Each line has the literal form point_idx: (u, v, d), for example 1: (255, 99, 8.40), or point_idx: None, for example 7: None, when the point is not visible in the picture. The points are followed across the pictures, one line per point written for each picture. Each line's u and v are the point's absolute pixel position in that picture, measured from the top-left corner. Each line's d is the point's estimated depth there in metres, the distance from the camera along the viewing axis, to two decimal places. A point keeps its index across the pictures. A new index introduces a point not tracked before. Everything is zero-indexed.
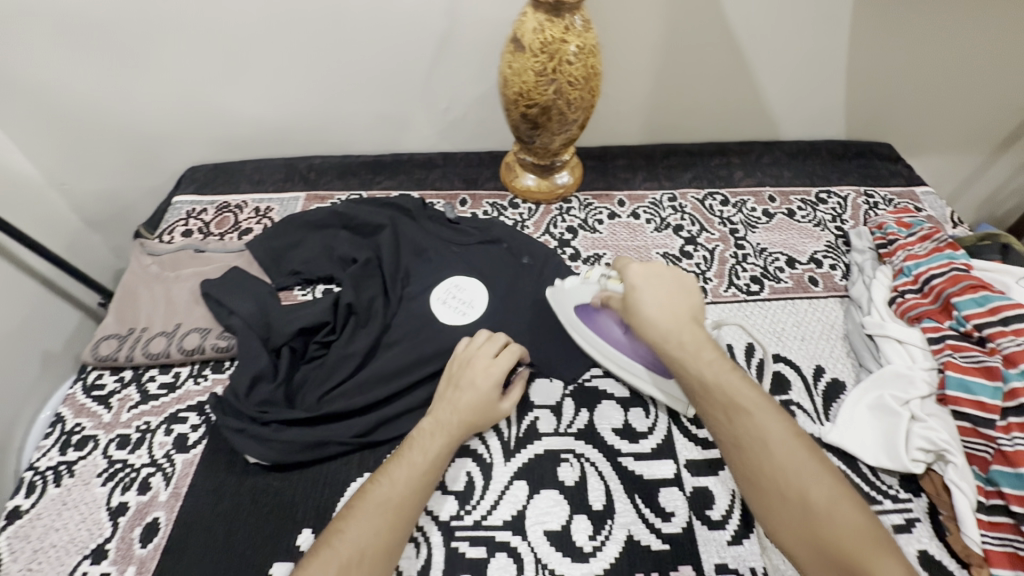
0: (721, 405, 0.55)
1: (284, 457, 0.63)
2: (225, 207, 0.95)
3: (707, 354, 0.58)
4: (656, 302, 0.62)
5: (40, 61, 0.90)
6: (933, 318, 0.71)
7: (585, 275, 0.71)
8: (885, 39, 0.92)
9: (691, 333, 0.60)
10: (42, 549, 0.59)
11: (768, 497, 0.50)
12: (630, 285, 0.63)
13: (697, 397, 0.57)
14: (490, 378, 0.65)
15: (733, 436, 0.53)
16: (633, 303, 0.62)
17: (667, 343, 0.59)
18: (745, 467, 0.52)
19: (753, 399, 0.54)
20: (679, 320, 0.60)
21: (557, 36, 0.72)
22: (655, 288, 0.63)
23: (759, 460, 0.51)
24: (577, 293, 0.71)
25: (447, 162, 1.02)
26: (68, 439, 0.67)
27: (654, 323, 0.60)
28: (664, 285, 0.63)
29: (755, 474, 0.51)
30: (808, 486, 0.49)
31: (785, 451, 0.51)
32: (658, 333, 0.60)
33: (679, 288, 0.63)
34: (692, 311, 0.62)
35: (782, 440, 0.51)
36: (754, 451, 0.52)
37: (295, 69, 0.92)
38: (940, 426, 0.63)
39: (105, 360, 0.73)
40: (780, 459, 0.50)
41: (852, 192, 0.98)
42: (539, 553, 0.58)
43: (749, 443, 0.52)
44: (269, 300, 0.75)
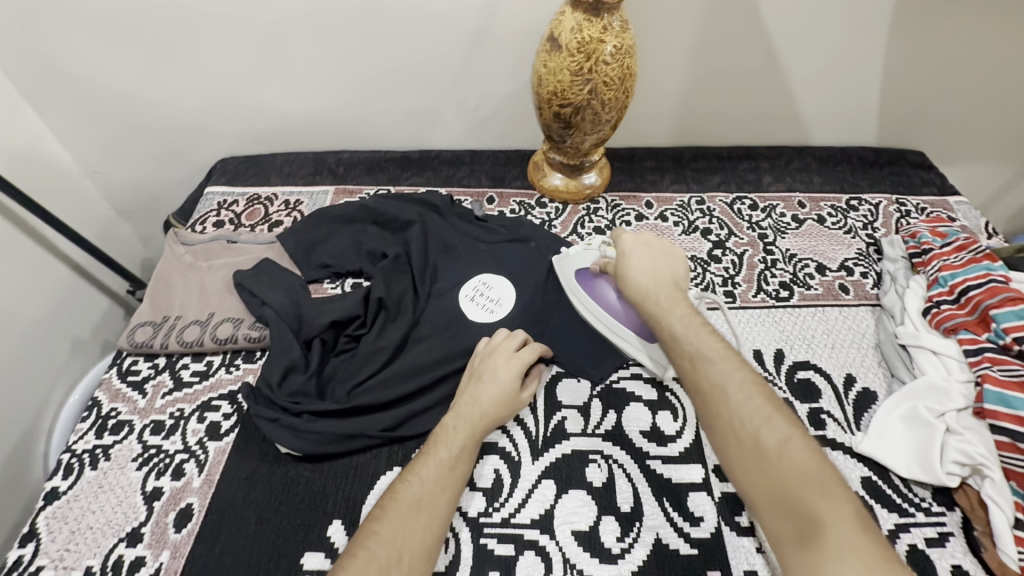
0: (686, 356, 0.60)
1: (316, 449, 0.64)
2: (256, 199, 0.96)
3: (680, 313, 0.63)
4: (642, 266, 0.69)
5: (81, 52, 0.91)
6: (970, 330, 0.69)
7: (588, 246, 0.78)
8: (925, 45, 0.91)
9: (669, 293, 0.66)
10: (79, 530, 0.60)
11: (726, 438, 0.53)
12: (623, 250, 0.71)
13: (669, 351, 0.62)
14: (511, 370, 0.65)
15: (697, 384, 0.58)
16: (623, 266, 0.70)
17: (647, 299, 0.66)
18: (707, 412, 0.56)
19: (718, 353, 0.58)
20: (658, 282, 0.67)
21: (595, 36, 0.71)
22: (643, 254, 0.70)
23: (718, 405, 0.55)
24: (579, 258, 0.76)
25: (474, 160, 1.02)
26: (104, 423, 0.69)
27: (636, 283, 0.67)
28: (652, 254, 0.70)
29: (713, 417, 0.55)
30: (761, 429, 0.51)
31: (744, 397, 0.54)
32: (639, 291, 0.67)
33: (666, 258, 0.70)
34: (676, 277, 0.68)
35: (741, 387, 0.55)
36: (713, 397, 0.56)
37: (328, 64, 0.92)
38: (977, 441, 0.62)
39: (140, 347, 0.74)
40: (739, 404, 0.54)
41: (884, 200, 0.96)
42: (567, 553, 0.59)
43: (710, 389, 0.56)
44: (300, 291, 0.76)
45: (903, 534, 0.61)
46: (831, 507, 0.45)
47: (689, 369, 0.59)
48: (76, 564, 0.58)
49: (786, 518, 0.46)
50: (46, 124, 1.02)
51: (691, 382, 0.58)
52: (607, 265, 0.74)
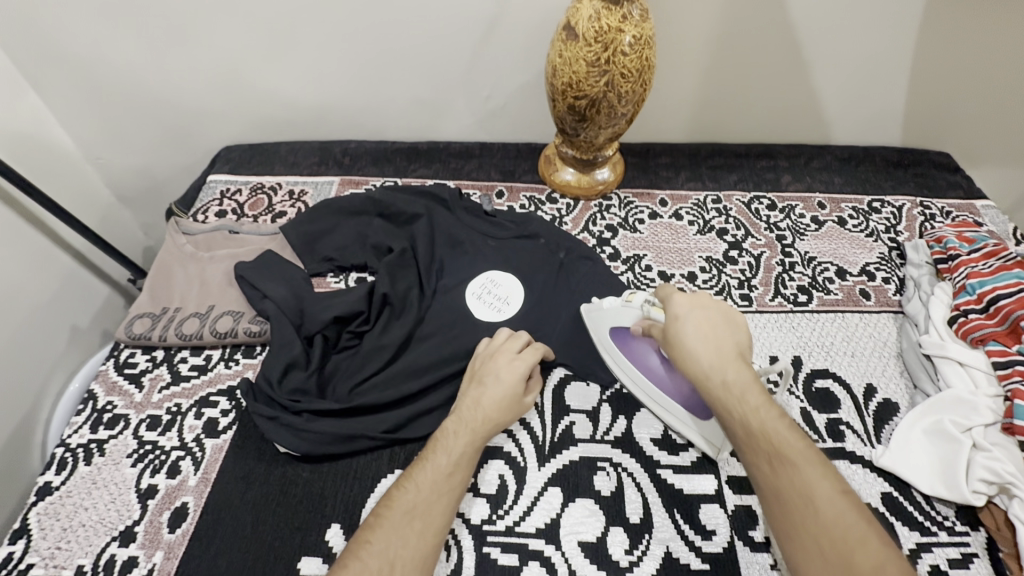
0: (764, 453, 0.48)
1: (315, 450, 0.62)
2: (260, 188, 0.94)
3: (753, 396, 0.50)
4: (700, 333, 0.54)
5: (82, 34, 0.89)
6: (999, 341, 0.66)
7: (627, 298, 0.64)
8: (958, 42, 0.87)
9: (737, 371, 0.51)
10: (71, 528, 0.59)
11: (816, 569, 0.43)
12: (673, 312, 0.56)
13: (738, 443, 0.50)
14: (515, 373, 0.63)
15: (778, 491, 0.46)
16: (674, 335, 0.55)
17: (709, 382, 0.52)
18: (790, 527, 0.45)
19: (802, 452, 0.47)
20: (723, 355, 0.52)
21: (614, 25, 0.68)
22: (702, 318, 0.55)
23: (805, 520, 0.45)
24: (615, 315, 0.65)
25: (483, 152, 0.99)
26: (99, 417, 0.67)
27: (695, 357, 0.53)
28: (711, 317, 0.55)
29: (796, 532, 0.45)
30: (863, 564, 0.42)
31: (838, 517, 0.44)
32: (700, 367, 0.52)
33: (728, 321, 0.55)
34: (742, 347, 0.53)
35: (833, 502, 0.45)
36: (800, 510, 0.45)
37: (335, 50, 0.89)
38: (1006, 457, 0.59)
39: (138, 339, 0.72)
40: (832, 524, 0.44)
41: (908, 202, 0.93)
42: (573, 564, 0.56)
43: (795, 499, 0.46)
44: (303, 285, 0.73)
45: (924, 554, 0.58)
46: None
47: (767, 470, 0.48)
48: (68, 562, 0.57)
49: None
50: (47, 107, 1.00)
51: (769, 487, 0.47)
52: (649, 329, 0.61)
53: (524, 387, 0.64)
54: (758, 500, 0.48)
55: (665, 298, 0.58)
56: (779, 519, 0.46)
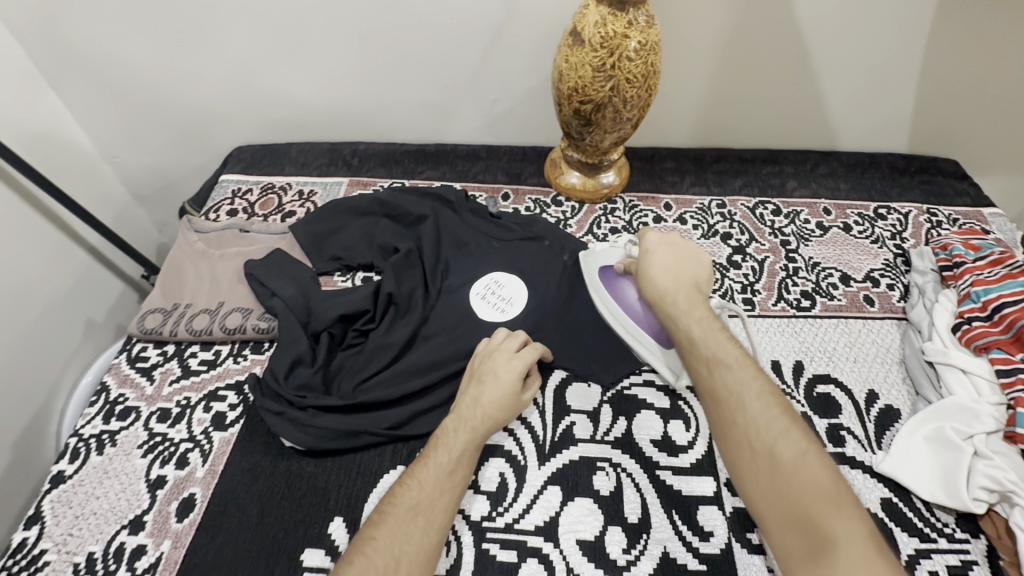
0: (702, 360, 0.58)
1: (319, 444, 0.63)
2: (270, 188, 0.96)
3: (698, 314, 0.62)
4: (663, 265, 0.67)
5: (101, 38, 0.92)
6: (1003, 349, 0.66)
7: (615, 243, 0.76)
8: (967, 50, 0.87)
9: (687, 296, 0.64)
10: (83, 515, 0.60)
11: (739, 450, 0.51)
12: (645, 248, 0.69)
13: (683, 352, 0.61)
14: (513, 371, 0.64)
15: (713, 390, 0.56)
16: (644, 265, 0.68)
17: (664, 300, 0.64)
18: (721, 418, 0.54)
19: (736, 359, 0.57)
20: (679, 282, 0.65)
21: (619, 31, 0.69)
22: (666, 255, 0.68)
23: (733, 411, 0.53)
24: (605, 256, 0.75)
25: (490, 155, 1.00)
26: (111, 409, 0.69)
27: (655, 280, 0.65)
28: (675, 256, 0.68)
29: (725, 423, 0.54)
30: (777, 440, 0.50)
31: (762, 409, 0.52)
32: (657, 290, 0.65)
33: (689, 260, 0.68)
34: (697, 278, 0.66)
35: (758, 397, 0.53)
36: (729, 403, 0.54)
37: (347, 54, 0.91)
38: (1007, 466, 0.59)
39: (150, 333, 0.74)
40: (756, 412, 0.52)
41: (915, 209, 0.93)
42: (571, 562, 0.57)
43: (726, 395, 0.55)
44: (310, 284, 0.75)
45: (923, 560, 0.58)
46: (852, 534, 0.43)
47: (705, 373, 0.58)
48: (79, 549, 0.58)
49: (802, 538, 0.44)
50: (67, 107, 1.03)
51: (706, 386, 0.56)
52: (630, 265, 0.72)
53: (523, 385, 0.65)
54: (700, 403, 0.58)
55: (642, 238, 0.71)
56: (714, 413, 0.55)
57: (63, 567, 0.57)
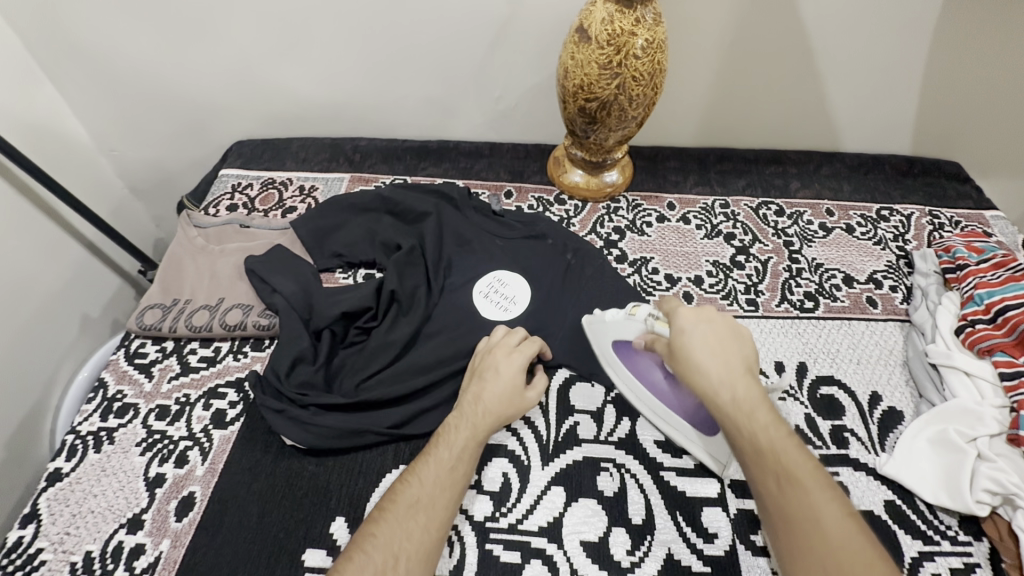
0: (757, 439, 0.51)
1: (320, 442, 0.62)
2: (271, 183, 0.95)
3: (744, 383, 0.54)
4: (707, 349, 0.55)
5: (99, 28, 0.90)
6: (1006, 352, 0.66)
7: (629, 310, 0.64)
8: (972, 52, 0.86)
9: (744, 387, 0.53)
10: (80, 514, 0.60)
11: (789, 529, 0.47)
12: (678, 325, 0.57)
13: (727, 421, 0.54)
14: (513, 366, 0.63)
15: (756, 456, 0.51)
16: (682, 350, 0.56)
17: (721, 399, 0.53)
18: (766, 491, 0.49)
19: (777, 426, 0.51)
20: (729, 365, 0.54)
21: (626, 28, 0.68)
22: (707, 335, 0.56)
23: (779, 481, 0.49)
24: (619, 328, 0.64)
25: (493, 152, 1.00)
26: (109, 405, 0.68)
27: (702, 367, 0.54)
28: (716, 334, 0.56)
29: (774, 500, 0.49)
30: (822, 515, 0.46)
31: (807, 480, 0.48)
32: (709, 383, 0.54)
33: (732, 339, 0.56)
34: (748, 363, 0.55)
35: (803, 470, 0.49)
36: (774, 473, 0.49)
37: (349, 48, 0.90)
38: (1010, 468, 0.59)
39: (149, 329, 0.73)
40: (812, 502, 0.47)
41: (917, 211, 0.93)
42: (575, 563, 0.57)
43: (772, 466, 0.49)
44: (312, 281, 0.74)
45: (927, 562, 0.58)
46: None
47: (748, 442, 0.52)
48: (76, 548, 0.58)
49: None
50: (64, 99, 1.02)
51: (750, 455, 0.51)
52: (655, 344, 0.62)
53: (525, 381, 0.64)
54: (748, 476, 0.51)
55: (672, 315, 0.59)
56: (763, 494, 0.50)
57: (59, 567, 0.56)
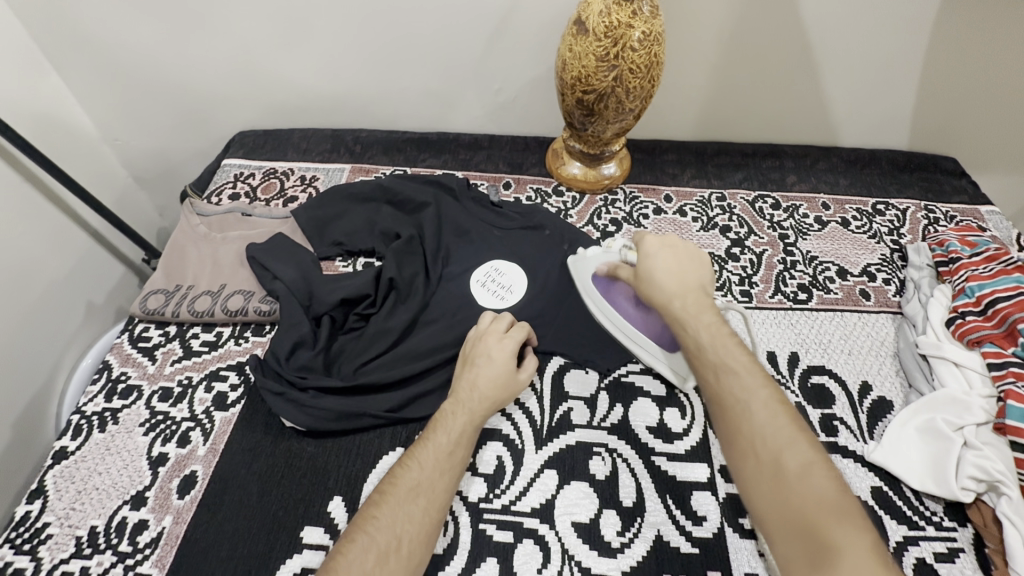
0: (710, 365, 0.54)
1: (318, 425, 0.64)
2: (273, 173, 0.96)
3: (706, 317, 0.58)
4: (666, 269, 0.62)
5: (105, 19, 0.91)
6: (995, 343, 0.67)
7: (607, 246, 0.72)
8: (970, 49, 0.87)
9: (695, 301, 0.59)
10: (85, 490, 0.61)
11: (742, 453, 0.48)
12: (644, 249, 0.65)
13: (691, 359, 0.57)
14: (505, 351, 0.65)
15: (720, 397, 0.52)
16: (644, 269, 0.64)
17: (671, 305, 0.60)
18: (726, 428, 0.50)
19: (743, 364, 0.53)
20: (683, 283, 0.61)
21: (624, 21, 0.69)
22: (667, 257, 0.63)
23: (738, 419, 0.50)
24: (597, 262, 0.71)
25: (492, 145, 1.01)
26: (113, 387, 0.70)
27: (657, 284, 0.62)
28: (677, 258, 0.63)
29: (730, 430, 0.50)
30: (782, 447, 0.46)
31: (771, 421, 0.48)
32: (663, 295, 0.61)
33: (692, 263, 0.63)
34: (704, 282, 0.61)
35: (766, 403, 0.49)
36: (735, 412, 0.50)
37: (351, 40, 0.91)
38: (995, 456, 0.60)
39: (152, 314, 0.75)
40: (765, 425, 0.48)
41: (912, 205, 0.93)
42: (566, 544, 0.58)
43: (733, 403, 0.51)
44: (313, 268, 0.75)
45: (911, 547, 0.60)
46: (857, 547, 0.39)
47: (713, 380, 0.53)
48: (81, 523, 0.59)
49: (806, 556, 0.41)
50: (70, 89, 1.03)
51: (713, 394, 0.53)
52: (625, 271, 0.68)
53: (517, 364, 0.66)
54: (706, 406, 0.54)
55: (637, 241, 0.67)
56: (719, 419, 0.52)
57: (65, 541, 0.58)
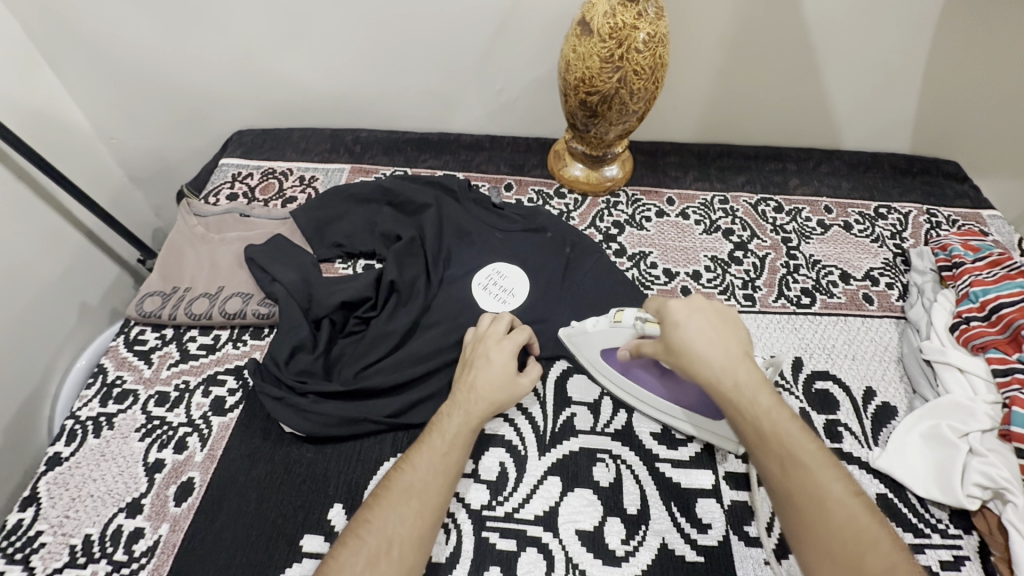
0: (776, 453, 0.50)
1: (318, 430, 0.63)
2: (271, 172, 0.95)
3: (764, 397, 0.52)
4: (707, 339, 0.55)
5: (100, 16, 0.90)
6: (1000, 349, 0.66)
7: (615, 317, 0.62)
8: (973, 53, 0.87)
9: (750, 377, 0.54)
10: (79, 498, 0.60)
11: (821, 555, 0.46)
12: (671, 319, 0.56)
13: (751, 444, 0.52)
14: (504, 353, 0.63)
15: (790, 491, 0.49)
16: (681, 343, 0.55)
17: (723, 385, 0.53)
18: (800, 525, 0.48)
19: (812, 453, 0.50)
20: (730, 359, 0.54)
21: (628, 22, 0.68)
22: (703, 324, 0.56)
23: (815, 518, 0.47)
24: (606, 338, 0.63)
25: (493, 145, 1.00)
26: (108, 391, 0.69)
27: (702, 364, 0.54)
28: (711, 322, 0.56)
29: (804, 527, 0.48)
30: (868, 552, 0.45)
31: (851, 522, 0.47)
32: (711, 371, 0.54)
33: (725, 324, 0.57)
34: (745, 346, 0.55)
35: (842, 499, 0.48)
36: (811, 509, 0.48)
37: (351, 38, 0.90)
38: (1001, 463, 0.60)
39: (148, 316, 0.74)
40: (845, 526, 0.46)
41: (915, 209, 0.93)
42: (570, 552, 0.57)
43: (806, 499, 0.48)
44: (312, 270, 0.74)
45: (916, 555, 0.59)
46: None
47: (781, 471, 0.50)
48: (75, 531, 0.58)
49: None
50: (65, 87, 1.01)
51: (782, 488, 0.49)
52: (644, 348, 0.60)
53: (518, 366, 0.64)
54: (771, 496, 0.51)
55: (660, 311, 0.58)
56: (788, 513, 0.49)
57: (59, 549, 0.57)
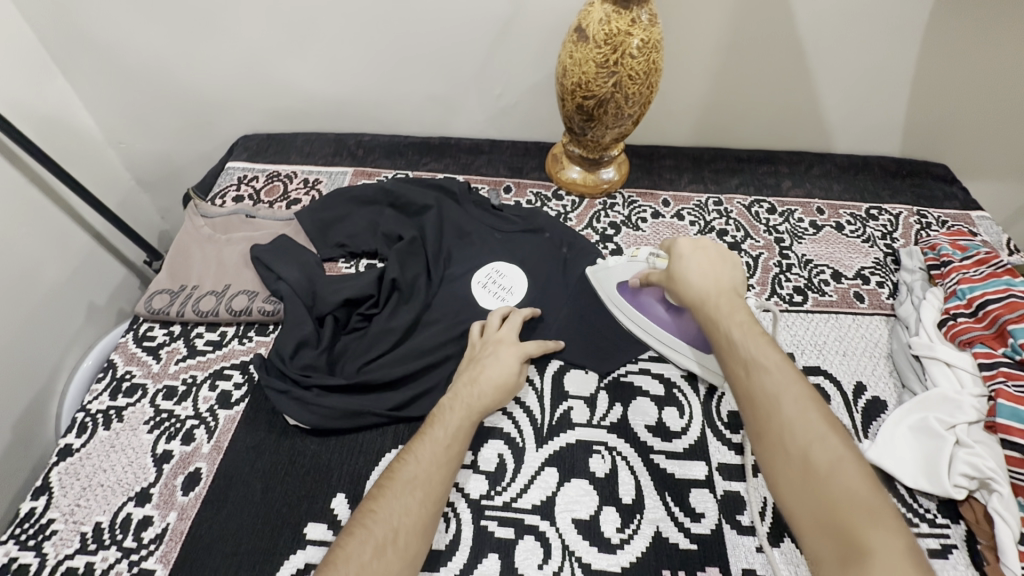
0: (740, 360, 0.54)
1: (321, 422, 0.64)
2: (276, 175, 0.97)
3: (740, 315, 0.58)
4: (699, 269, 0.63)
5: (113, 25, 0.93)
6: (986, 344, 0.68)
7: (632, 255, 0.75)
8: (958, 59, 0.89)
9: (730, 301, 0.60)
10: (90, 487, 0.62)
11: (775, 453, 0.48)
12: (678, 253, 0.66)
13: (721, 356, 0.57)
14: (512, 355, 0.66)
15: (750, 393, 0.52)
16: (680, 270, 0.64)
17: (707, 302, 0.60)
18: (756, 423, 0.51)
19: (775, 361, 0.53)
20: (719, 285, 0.61)
21: (623, 29, 0.71)
22: (701, 259, 0.64)
23: (768, 415, 0.50)
24: (621, 271, 0.74)
25: (493, 149, 1.03)
26: (118, 385, 0.70)
27: (690, 284, 0.62)
28: (710, 259, 0.64)
29: (761, 428, 0.50)
30: (811, 445, 0.47)
31: (802, 421, 0.48)
32: (699, 293, 0.61)
33: (723, 263, 0.64)
34: (736, 283, 0.62)
35: (797, 400, 0.49)
36: (765, 408, 0.50)
37: (355, 45, 0.93)
38: (987, 454, 0.61)
39: (157, 313, 0.76)
40: (796, 425, 0.48)
41: (905, 210, 0.95)
42: (566, 540, 0.59)
43: (762, 398, 0.51)
44: (315, 269, 0.76)
45: None
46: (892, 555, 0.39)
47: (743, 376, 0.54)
48: (86, 518, 0.60)
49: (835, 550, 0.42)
50: (76, 92, 1.04)
51: (742, 390, 0.53)
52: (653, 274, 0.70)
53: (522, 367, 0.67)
54: (736, 404, 0.54)
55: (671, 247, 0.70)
56: (750, 417, 0.52)
57: (70, 537, 0.59)
